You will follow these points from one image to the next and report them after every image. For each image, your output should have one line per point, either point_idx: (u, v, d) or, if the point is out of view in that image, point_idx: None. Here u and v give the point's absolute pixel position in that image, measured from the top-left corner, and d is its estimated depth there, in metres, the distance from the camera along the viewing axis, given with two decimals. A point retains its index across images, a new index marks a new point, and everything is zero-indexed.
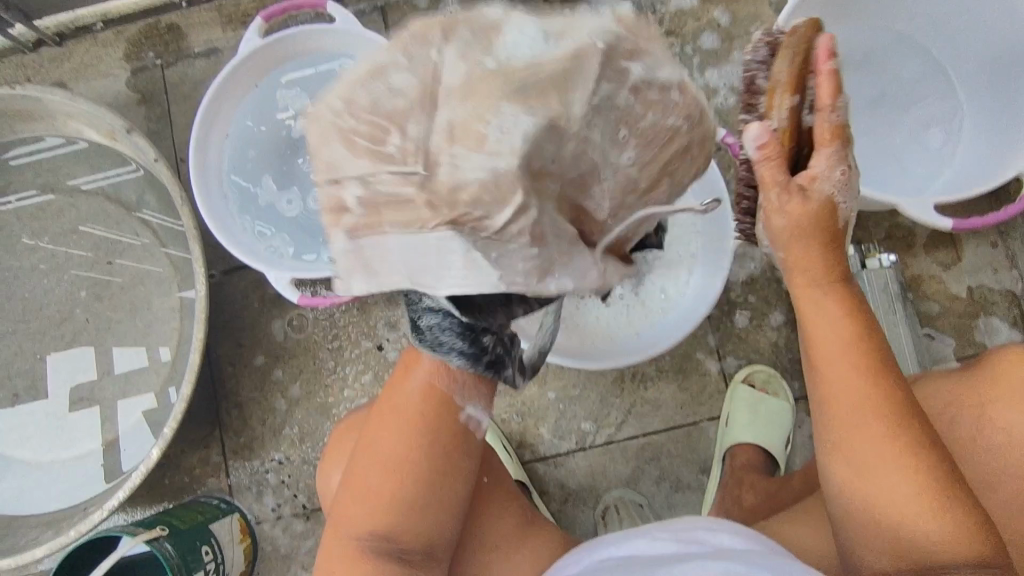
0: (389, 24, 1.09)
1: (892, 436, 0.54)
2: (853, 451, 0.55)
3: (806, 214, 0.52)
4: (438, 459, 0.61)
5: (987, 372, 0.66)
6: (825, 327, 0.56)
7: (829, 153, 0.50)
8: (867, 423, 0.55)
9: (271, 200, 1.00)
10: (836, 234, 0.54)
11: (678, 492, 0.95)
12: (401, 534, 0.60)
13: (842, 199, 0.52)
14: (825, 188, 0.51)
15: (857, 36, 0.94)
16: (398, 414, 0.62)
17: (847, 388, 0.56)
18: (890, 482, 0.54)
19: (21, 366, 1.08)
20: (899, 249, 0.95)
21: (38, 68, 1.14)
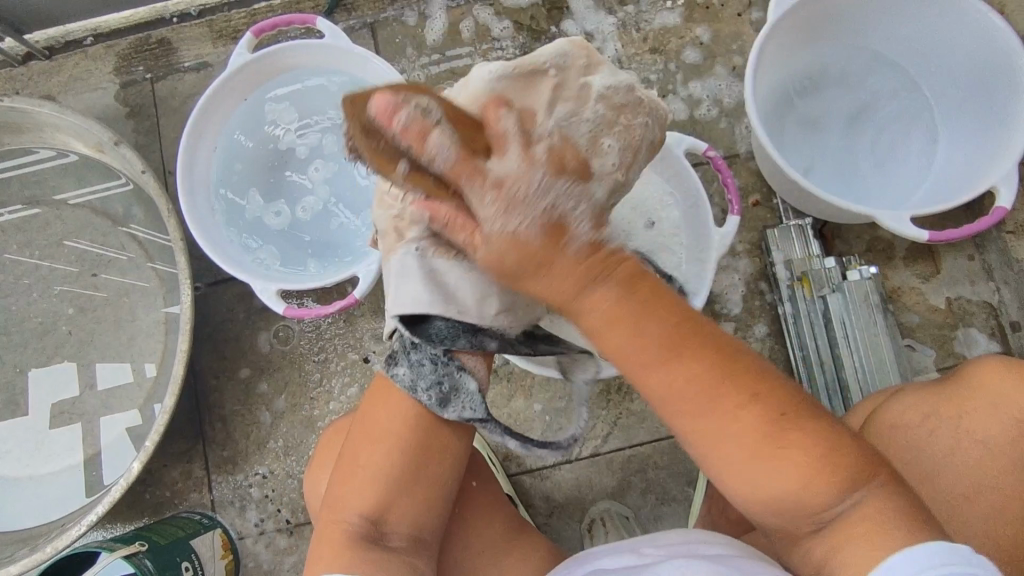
0: (378, 40, 1.11)
1: (684, 369, 0.49)
2: (716, 431, 0.50)
3: (508, 246, 0.45)
4: (427, 449, 0.61)
5: (971, 383, 0.67)
6: (597, 298, 0.48)
7: (516, 156, 0.44)
8: (717, 397, 0.49)
9: (258, 213, 1.01)
10: (554, 234, 0.45)
11: (664, 504, 0.94)
12: (388, 518, 0.60)
13: (522, 222, 0.44)
14: (494, 223, 0.44)
15: (835, 55, 0.96)
16: (380, 417, 0.62)
17: (674, 371, 0.49)
18: (757, 455, 0.50)
19: (1, 380, 1.07)
20: (879, 262, 0.97)
21: (26, 81, 1.15)
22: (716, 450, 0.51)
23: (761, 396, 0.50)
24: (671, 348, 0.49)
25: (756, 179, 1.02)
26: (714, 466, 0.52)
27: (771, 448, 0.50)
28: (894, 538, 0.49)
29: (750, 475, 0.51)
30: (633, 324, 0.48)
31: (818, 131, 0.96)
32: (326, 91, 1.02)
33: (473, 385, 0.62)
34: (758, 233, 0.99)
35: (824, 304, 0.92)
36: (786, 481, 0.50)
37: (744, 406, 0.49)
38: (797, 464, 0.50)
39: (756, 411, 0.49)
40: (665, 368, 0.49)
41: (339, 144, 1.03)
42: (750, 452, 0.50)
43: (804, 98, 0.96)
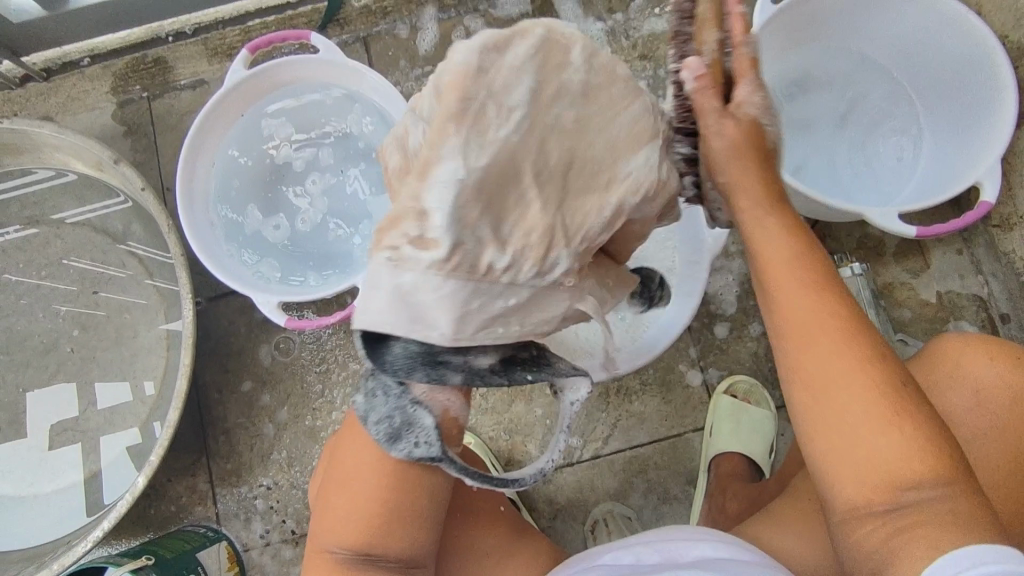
0: (372, 54, 1.13)
1: (841, 331, 0.49)
2: (821, 380, 0.49)
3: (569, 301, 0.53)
4: (396, 483, 0.60)
5: (930, 358, 0.67)
6: (783, 292, 0.50)
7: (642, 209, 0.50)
8: (810, 315, 0.49)
9: (258, 228, 1.02)
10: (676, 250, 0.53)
11: (666, 504, 0.95)
12: (374, 544, 0.60)
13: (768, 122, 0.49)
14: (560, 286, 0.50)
15: (820, 58, 0.98)
16: (361, 453, 0.61)
17: (823, 346, 0.49)
18: (871, 427, 0.48)
19: (5, 399, 1.08)
20: (870, 259, 0.98)
21: (24, 103, 1.16)
22: (803, 401, 0.51)
23: (901, 398, 0.48)
24: (803, 330, 0.50)
25: None
26: (817, 443, 0.51)
27: (882, 434, 0.48)
28: (943, 529, 0.46)
29: (849, 468, 0.49)
30: (799, 297, 0.50)
31: (805, 132, 0.98)
32: (321, 106, 1.03)
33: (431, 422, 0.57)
34: None
35: None
36: (894, 468, 0.48)
37: (884, 383, 0.48)
38: (910, 454, 0.48)
39: (867, 376, 0.48)
40: (813, 304, 0.50)
41: (335, 157, 1.04)
42: (882, 425, 0.48)
43: (791, 101, 0.98)
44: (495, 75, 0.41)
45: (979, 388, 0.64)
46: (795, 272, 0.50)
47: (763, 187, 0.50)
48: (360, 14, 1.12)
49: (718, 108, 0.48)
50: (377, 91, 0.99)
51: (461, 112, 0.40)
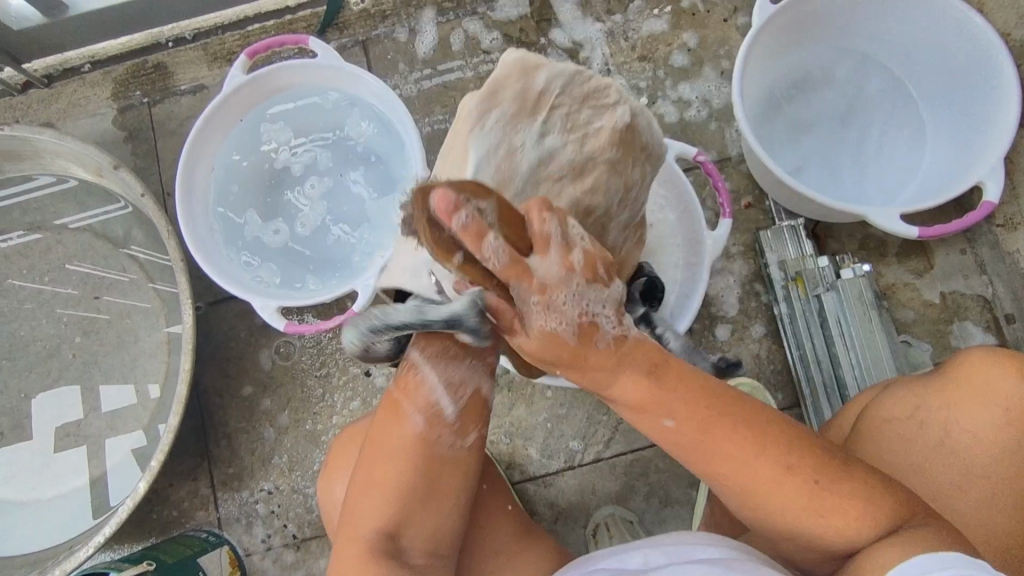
0: (371, 57, 1.13)
1: (738, 434, 0.53)
2: (737, 480, 0.55)
3: (543, 344, 0.49)
4: (433, 468, 0.62)
5: (956, 375, 0.67)
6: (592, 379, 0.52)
7: (556, 257, 0.47)
8: (706, 431, 0.54)
9: (257, 233, 1.01)
10: (587, 335, 0.49)
11: (668, 507, 0.95)
12: (405, 531, 0.62)
13: (560, 322, 0.48)
14: (542, 325, 0.48)
15: (820, 57, 0.97)
16: (392, 435, 0.63)
17: (723, 451, 0.54)
18: (783, 491, 0.54)
19: (7, 404, 1.08)
20: (872, 259, 0.98)
21: (26, 109, 1.17)
22: (735, 483, 0.55)
23: (795, 468, 0.54)
24: (702, 425, 0.54)
25: (748, 182, 1.03)
26: (728, 492, 0.56)
27: (812, 510, 0.54)
28: (907, 545, 0.52)
29: (808, 520, 0.54)
30: (657, 400, 0.53)
31: (806, 132, 0.97)
32: (320, 110, 1.03)
33: (451, 408, 0.63)
34: (751, 235, 1.00)
35: (819, 304, 0.93)
36: (825, 522, 0.54)
37: (789, 455, 0.54)
38: (845, 514, 0.54)
39: (765, 461, 0.54)
40: (705, 428, 0.54)
41: (334, 160, 1.04)
42: (788, 495, 0.54)
43: (792, 101, 0.98)
44: (519, 93, 0.58)
45: (1008, 410, 0.64)
46: (682, 406, 0.53)
47: (680, 421, 0.54)
48: (359, 18, 1.13)
49: (537, 233, 0.46)
50: (375, 94, 0.99)
51: (518, 113, 0.57)
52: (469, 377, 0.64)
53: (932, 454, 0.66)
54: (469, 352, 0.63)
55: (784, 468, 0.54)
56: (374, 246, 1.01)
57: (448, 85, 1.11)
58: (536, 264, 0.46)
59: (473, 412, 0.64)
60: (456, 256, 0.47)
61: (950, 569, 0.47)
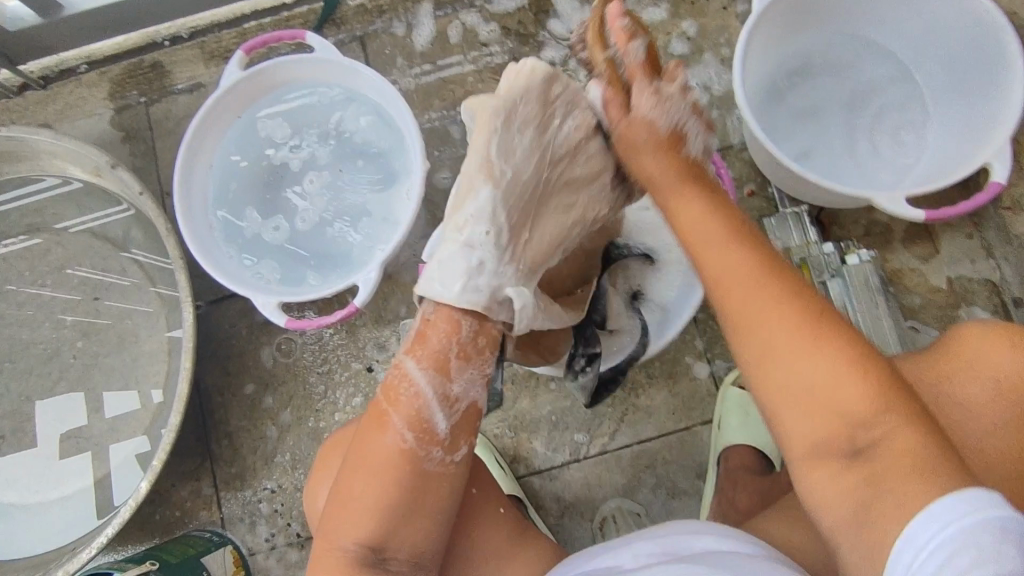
0: (368, 52, 1.12)
1: (794, 309, 0.50)
2: (776, 360, 0.50)
3: (643, 124, 0.61)
4: (419, 483, 0.60)
5: (949, 350, 0.65)
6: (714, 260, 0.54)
7: (650, 96, 0.61)
8: (752, 291, 0.51)
9: (256, 230, 1.01)
10: (676, 138, 0.61)
11: (675, 499, 0.94)
12: (388, 544, 0.60)
13: (666, 113, 0.61)
14: (645, 110, 0.61)
15: (821, 42, 0.96)
16: (378, 446, 0.60)
17: (774, 331, 0.50)
18: (818, 377, 0.48)
19: (8, 407, 1.07)
20: (877, 245, 0.97)
21: (23, 111, 1.16)
22: (754, 362, 0.51)
23: (860, 364, 0.48)
24: (742, 295, 0.52)
25: (750, 170, 1.02)
26: (747, 358, 0.52)
27: (844, 395, 0.47)
28: (910, 476, 0.45)
29: (799, 400, 0.49)
30: (742, 292, 0.52)
31: (808, 118, 0.96)
32: (317, 104, 1.02)
33: (443, 425, 0.61)
34: (754, 223, 0.99)
35: (824, 290, 0.92)
36: (852, 417, 0.47)
37: (839, 345, 0.49)
38: (873, 406, 0.47)
39: (828, 351, 0.48)
40: (756, 286, 0.52)
41: (331, 155, 1.03)
42: (827, 372, 0.48)
43: (793, 88, 0.97)
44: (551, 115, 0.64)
45: (1001, 379, 0.63)
46: (759, 291, 0.51)
47: (707, 199, 0.58)
48: (356, 12, 1.12)
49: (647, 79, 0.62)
50: (374, 87, 0.98)
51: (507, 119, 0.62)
52: (463, 390, 0.62)
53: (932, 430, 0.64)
54: (464, 366, 0.62)
55: (817, 340, 0.49)
56: (374, 241, 1.00)
57: (447, 78, 1.10)
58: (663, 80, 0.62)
59: (462, 427, 0.63)
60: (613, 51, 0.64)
61: (965, 514, 0.41)
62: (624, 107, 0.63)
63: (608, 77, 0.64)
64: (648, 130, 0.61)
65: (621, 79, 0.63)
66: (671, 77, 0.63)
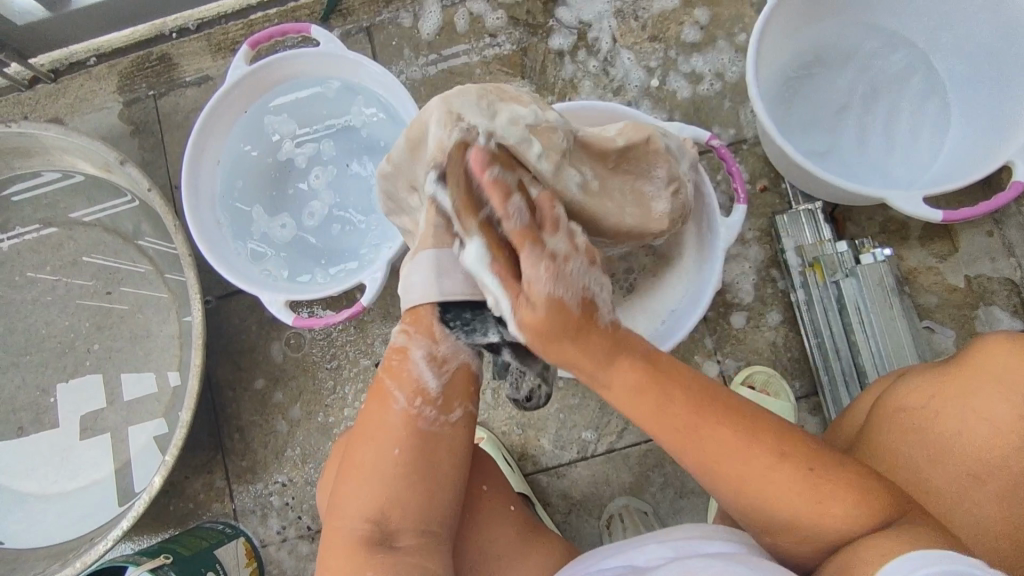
0: (375, 44, 1.10)
1: (716, 423, 0.55)
2: (713, 461, 0.55)
3: (550, 314, 0.56)
4: (415, 442, 0.63)
5: (970, 363, 0.64)
6: (564, 353, 0.58)
7: (563, 238, 0.59)
8: (658, 411, 0.56)
9: (265, 228, 1.01)
10: (589, 312, 0.57)
11: (683, 498, 0.94)
12: (392, 518, 0.60)
13: (565, 290, 0.56)
14: (538, 288, 0.55)
15: (839, 31, 0.94)
16: (376, 417, 0.64)
17: (691, 419, 0.55)
18: (745, 456, 0.54)
19: (26, 399, 1.09)
20: (894, 243, 0.94)
21: (34, 105, 1.16)
22: (711, 481, 0.56)
23: (763, 438, 0.54)
24: (655, 405, 0.56)
25: (763, 165, 1.00)
26: (708, 482, 0.57)
27: (772, 478, 0.53)
28: (888, 540, 0.49)
29: (749, 502, 0.55)
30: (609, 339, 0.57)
31: (823, 112, 0.94)
32: (323, 98, 1.02)
33: (436, 383, 0.66)
34: (767, 219, 0.97)
35: (837, 289, 0.90)
36: (794, 509, 0.53)
37: (741, 434, 0.54)
38: (794, 491, 0.53)
39: (764, 451, 0.54)
40: (664, 409, 0.56)
41: (338, 150, 1.03)
42: (759, 469, 0.54)
43: (810, 79, 0.94)
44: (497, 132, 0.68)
45: None
46: (678, 404, 0.56)
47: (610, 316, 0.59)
48: (363, 3, 1.10)
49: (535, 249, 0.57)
50: (381, 83, 0.97)
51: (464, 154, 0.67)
52: (450, 351, 0.67)
53: (949, 444, 0.63)
54: (447, 330, 0.66)
55: (753, 434, 0.54)
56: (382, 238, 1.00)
57: (454, 70, 1.09)
58: (538, 287, 0.55)
59: (454, 388, 0.67)
60: (505, 234, 0.59)
61: (928, 570, 0.44)
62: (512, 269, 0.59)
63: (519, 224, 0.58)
64: (545, 301, 0.55)
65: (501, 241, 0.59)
66: (552, 225, 0.59)
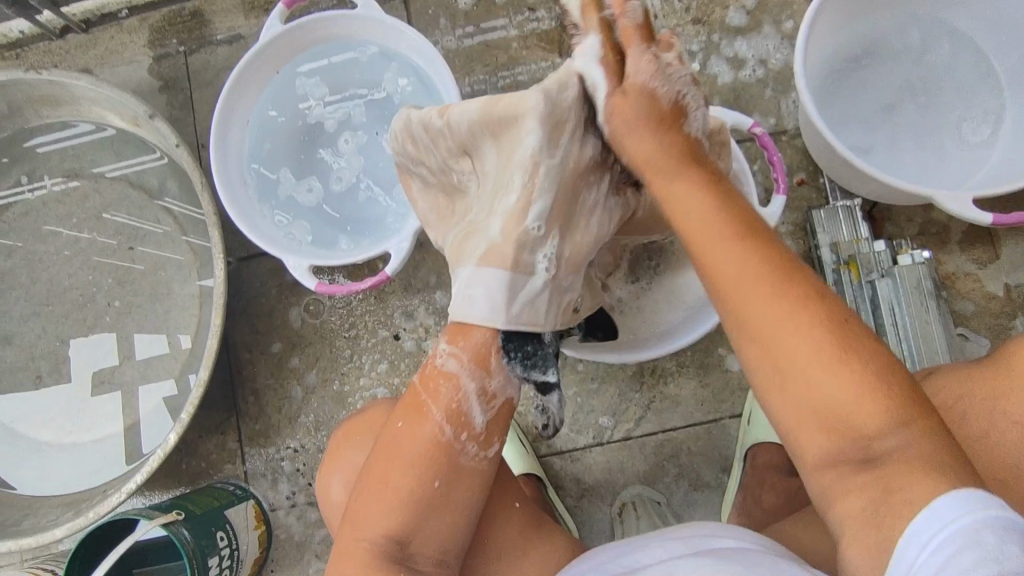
0: (411, 11, 1.08)
1: (795, 307, 0.49)
2: (773, 338, 0.49)
3: (642, 98, 0.55)
4: (452, 474, 0.61)
5: (1003, 364, 0.62)
6: (632, 143, 0.55)
7: (680, 139, 0.55)
8: (768, 295, 0.50)
9: (291, 192, 0.99)
10: (676, 114, 0.56)
11: (697, 490, 0.92)
12: (414, 541, 0.60)
13: (664, 83, 0.55)
14: (639, 71, 0.55)
15: (892, 23, 0.90)
16: (411, 437, 0.61)
17: (777, 308, 0.49)
18: (821, 354, 0.48)
19: (45, 349, 1.10)
20: (932, 246, 0.92)
21: (64, 54, 1.15)
22: (775, 394, 0.50)
23: (850, 343, 0.48)
24: (752, 279, 0.50)
25: (802, 158, 0.97)
26: (756, 365, 0.51)
27: (837, 358, 0.48)
28: (927, 475, 0.45)
29: (807, 402, 0.49)
30: (715, 233, 0.52)
31: (870, 106, 0.91)
32: (356, 63, 1.00)
33: (480, 418, 0.62)
34: (803, 214, 0.95)
35: (872, 290, 0.88)
36: (856, 411, 0.47)
37: (824, 325, 0.49)
38: (868, 406, 0.47)
39: (846, 358, 0.48)
40: (775, 296, 0.50)
41: (369, 116, 1.01)
42: (835, 363, 0.48)
43: (859, 71, 0.91)
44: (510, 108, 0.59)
45: None
46: (738, 252, 0.51)
47: (716, 201, 0.53)
48: None
49: (648, 107, 0.55)
50: (416, 51, 0.95)
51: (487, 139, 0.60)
52: (501, 388, 0.61)
53: (977, 447, 0.61)
54: (504, 364, 0.60)
55: (829, 319, 0.49)
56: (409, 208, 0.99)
57: (490, 42, 1.06)
58: (647, 146, 0.55)
59: (497, 423, 0.63)
60: (649, 111, 0.55)
61: (963, 521, 0.42)
62: (619, 73, 0.56)
63: (602, 38, 0.56)
64: (648, 118, 0.55)
65: (616, 43, 0.56)
66: (668, 43, 0.56)
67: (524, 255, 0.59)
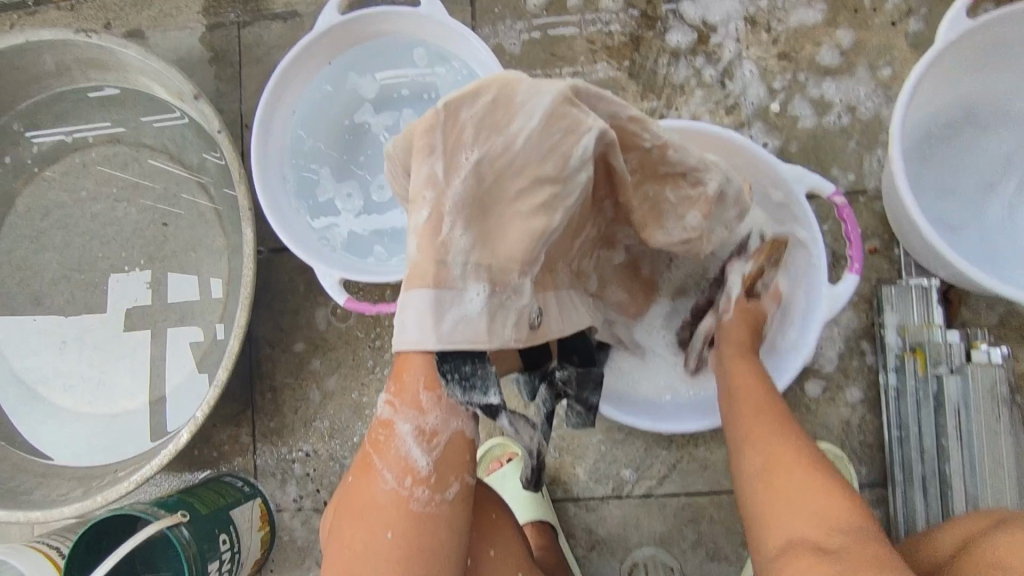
0: (475, 8, 0.99)
1: (784, 433, 0.65)
2: (765, 462, 0.63)
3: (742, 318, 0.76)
4: (411, 529, 0.53)
5: None
6: (734, 368, 0.72)
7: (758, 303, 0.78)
8: (766, 431, 0.66)
9: (331, 194, 0.95)
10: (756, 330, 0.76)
11: (713, 561, 0.88)
12: None
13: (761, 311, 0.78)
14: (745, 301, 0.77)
15: (1004, 89, 0.81)
16: (366, 490, 0.55)
17: (775, 444, 0.64)
18: (797, 482, 0.60)
19: (73, 315, 1.09)
20: (1010, 340, 0.84)
21: (117, 11, 1.11)
22: (751, 487, 0.63)
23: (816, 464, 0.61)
24: (756, 411, 0.68)
25: (879, 223, 0.89)
26: (745, 468, 0.65)
27: (815, 496, 0.59)
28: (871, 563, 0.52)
29: (776, 512, 0.60)
30: (752, 389, 0.70)
31: (965, 179, 0.82)
32: (411, 62, 0.93)
33: (426, 462, 0.54)
34: (870, 286, 0.87)
35: (938, 385, 0.80)
36: (832, 527, 0.56)
37: (822, 473, 0.61)
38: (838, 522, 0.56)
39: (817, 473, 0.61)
40: (764, 413, 0.68)
41: (418, 120, 0.95)
42: (818, 496, 0.58)
43: (959, 139, 0.82)
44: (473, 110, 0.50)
45: None
46: (759, 419, 0.67)
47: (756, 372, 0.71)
48: None
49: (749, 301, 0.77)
50: (475, 58, 0.88)
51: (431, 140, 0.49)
52: (441, 423, 0.54)
53: None
54: (440, 390, 0.52)
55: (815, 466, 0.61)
56: None
57: (555, 51, 0.97)
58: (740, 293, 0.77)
59: (451, 463, 0.56)
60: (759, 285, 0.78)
61: None
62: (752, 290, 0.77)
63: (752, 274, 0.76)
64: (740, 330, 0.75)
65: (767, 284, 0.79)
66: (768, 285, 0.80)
67: (446, 270, 0.49)
